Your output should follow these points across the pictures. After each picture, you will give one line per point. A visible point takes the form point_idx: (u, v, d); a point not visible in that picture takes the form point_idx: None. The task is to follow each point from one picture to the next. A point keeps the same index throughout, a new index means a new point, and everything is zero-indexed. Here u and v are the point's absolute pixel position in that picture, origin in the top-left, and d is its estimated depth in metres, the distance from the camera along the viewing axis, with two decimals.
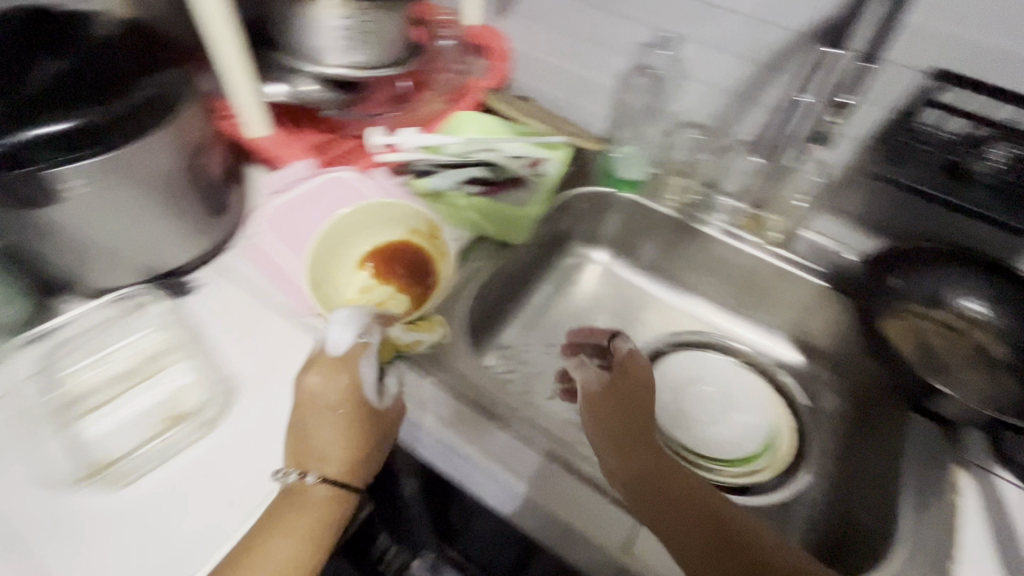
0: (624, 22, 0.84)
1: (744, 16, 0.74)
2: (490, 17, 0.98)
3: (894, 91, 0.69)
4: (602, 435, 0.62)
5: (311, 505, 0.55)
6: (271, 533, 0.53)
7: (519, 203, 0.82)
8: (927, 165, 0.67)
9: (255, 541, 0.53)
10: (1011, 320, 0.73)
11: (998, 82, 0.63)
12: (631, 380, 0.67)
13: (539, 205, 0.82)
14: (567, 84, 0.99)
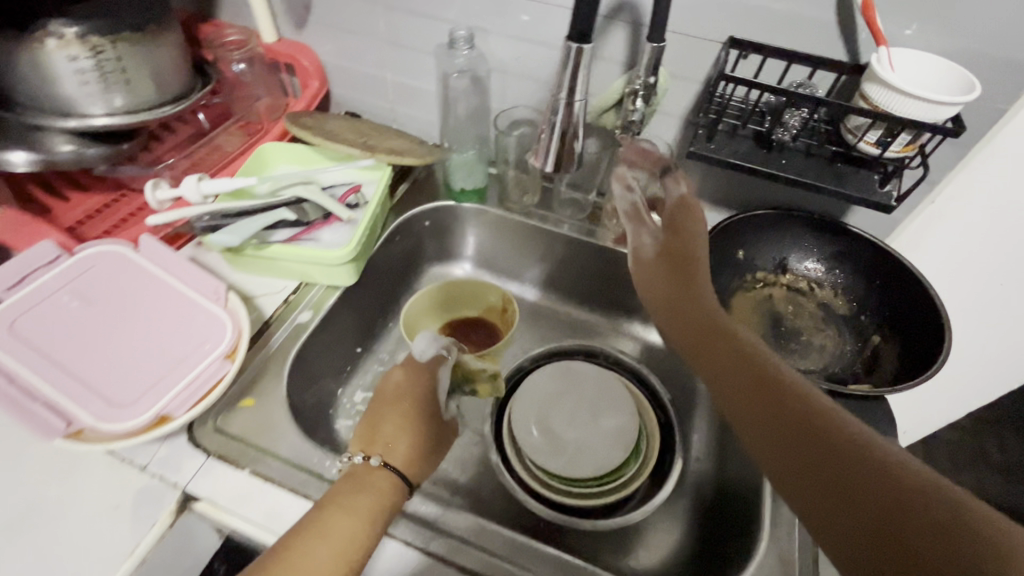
0: (430, 21, 0.78)
1: (542, 2, 0.70)
2: (293, 32, 0.89)
3: (695, 65, 0.68)
4: (659, 287, 0.60)
5: (368, 489, 0.53)
6: (338, 517, 0.50)
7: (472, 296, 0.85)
8: (737, 137, 0.66)
9: (292, 546, 0.48)
10: (843, 274, 0.74)
11: (783, 44, 0.63)
12: (688, 228, 0.62)
13: (491, 297, 0.84)
14: (389, 95, 0.91)
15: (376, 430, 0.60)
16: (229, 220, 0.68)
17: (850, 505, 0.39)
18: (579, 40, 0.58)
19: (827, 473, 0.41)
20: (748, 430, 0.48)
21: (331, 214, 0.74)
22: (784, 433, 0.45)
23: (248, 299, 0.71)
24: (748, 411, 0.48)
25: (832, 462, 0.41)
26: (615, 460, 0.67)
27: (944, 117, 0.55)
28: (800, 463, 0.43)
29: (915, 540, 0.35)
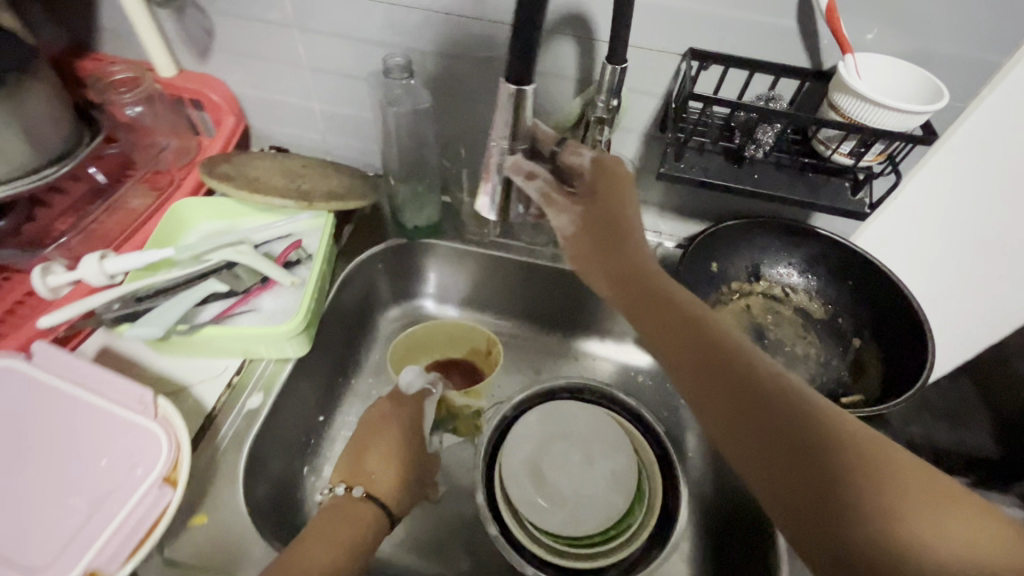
0: (359, 44, 0.69)
1: (484, 19, 0.63)
2: (196, 64, 0.77)
3: (655, 78, 0.64)
4: (597, 272, 0.56)
5: (353, 521, 0.56)
6: (318, 538, 0.53)
7: (455, 335, 0.78)
8: (705, 154, 0.63)
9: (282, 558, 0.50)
10: (817, 277, 0.74)
11: (746, 53, 0.60)
12: (623, 197, 0.56)
13: (477, 336, 0.78)
14: (319, 125, 0.81)
15: (357, 464, 0.63)
16: (146, 303, 0.58)
17: (843, 456, 0.40)
18: (520, 76, 0.47)
19: (820, 427, 0.41)
20: (726, 396, 0.44)
21: (269, 278, 0.64)
22: (772, 394, 0.43)
23: (182, 389, 0.61)
24: (726, 375, 0.45)
25: (822, 417, 0.41)
26: (619, 507, 0.63)
27: (915, 125, 0.53)
28: (793, 420, 0.41)
29: (907, 481, 0.38)
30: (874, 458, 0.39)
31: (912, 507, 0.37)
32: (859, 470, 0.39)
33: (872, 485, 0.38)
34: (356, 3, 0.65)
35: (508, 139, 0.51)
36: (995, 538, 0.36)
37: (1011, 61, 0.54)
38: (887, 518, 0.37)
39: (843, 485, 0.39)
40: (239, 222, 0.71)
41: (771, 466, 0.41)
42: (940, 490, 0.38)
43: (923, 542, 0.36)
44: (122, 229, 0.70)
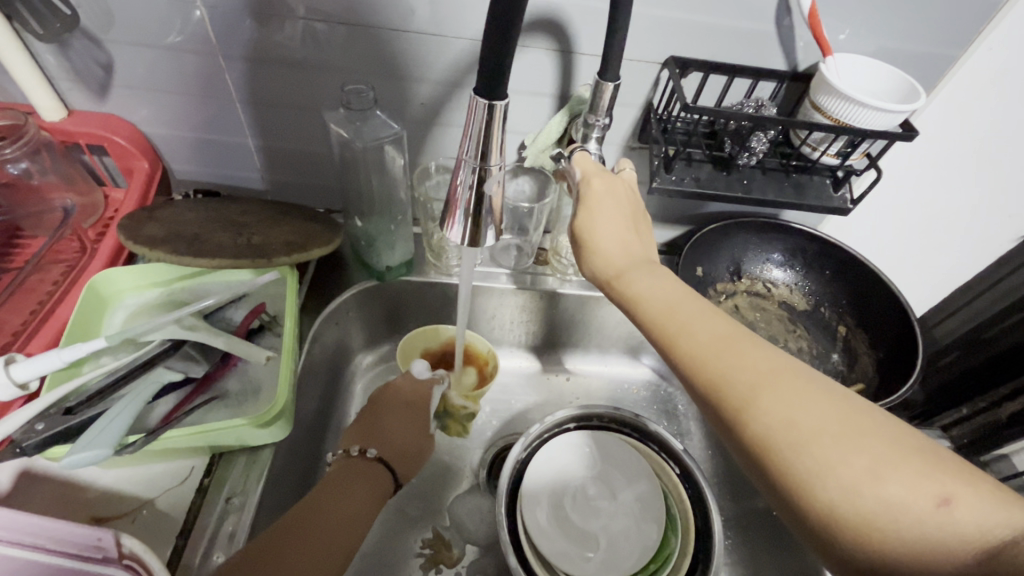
0: (300, 70, 0.60)
1: (448, 35, 0.57)
2: (89, 102, 0.64)
3: (634, 90, 0.61)
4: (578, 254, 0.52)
5: (363, 483, 0.53)
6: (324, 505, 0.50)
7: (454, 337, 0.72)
8: (694, 164, 0.62)
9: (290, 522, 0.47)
10: (795, 269, 0.75)
11: (726, 60, 0.58)
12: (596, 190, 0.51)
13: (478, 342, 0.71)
14: (254, 162, 0.70)
15: (363, 426, 0.59)
16: (81, 414, 0.48)
17: (757, 379, 0.37)
18: (489, 90, 0.36)
19: (747, 355, 0.39)
20: (661, 329, 0.43)
21: (229, 354, 0.55)
22: (708, 329, 0.41)
23: (141, 504, 0.50)
24: (667, 313, 0.43)
25: (755, 347, 0.39)
26: (654, 535, 0.61)
27: (896, 123, 0.54)
28: (717, 348, 0.40)
29: (859, 427, 0.34)
30: (797, 386, 0.37)
31: (818, 430, 0.35)
32: (773, 394, 0.36)
33: (781, 410, 0.36)
34: (295, 24, 0.56)
35: (480, 158, 0.39)
36: (915, 478, 0.32)
37: (967, 55, 0.57)
38: (786, 440, 0.35)
39: (747, 407, 0.37)
40: (177, 288, 0.62)
41: (698, 388, 0.40)
42: (870, 425, 0.35)
43: (815, 462, 0.34)
44: (25, 316, 0.56)
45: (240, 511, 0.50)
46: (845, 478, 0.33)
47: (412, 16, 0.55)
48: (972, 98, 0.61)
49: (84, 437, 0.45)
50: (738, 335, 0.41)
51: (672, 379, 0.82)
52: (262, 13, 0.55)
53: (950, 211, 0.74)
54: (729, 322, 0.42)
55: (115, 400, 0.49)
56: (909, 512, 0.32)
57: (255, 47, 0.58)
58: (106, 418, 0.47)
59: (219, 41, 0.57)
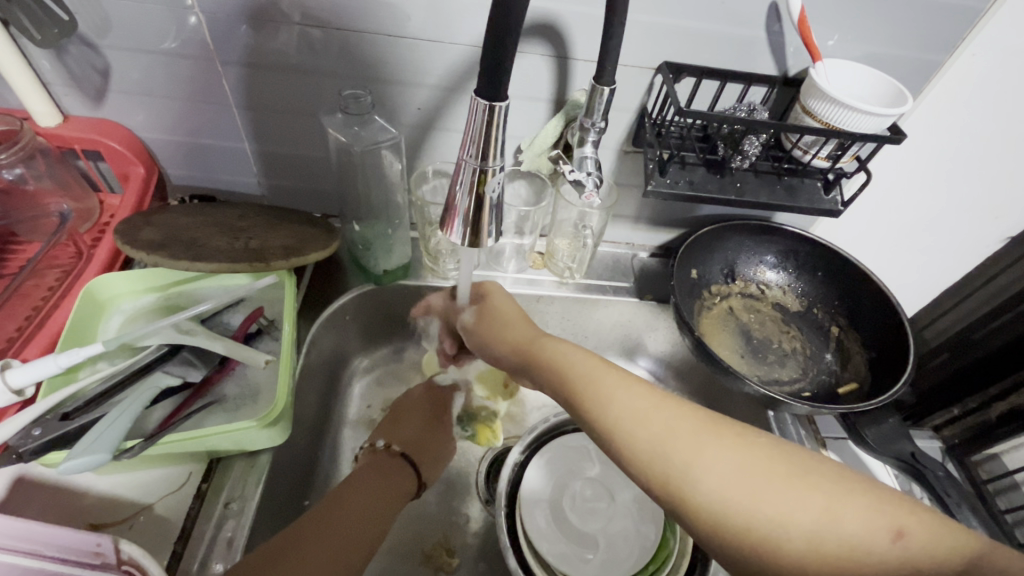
0: (297, 76, 0.60)
1: (445, 41, 0.57)
2: (85, 107, 0.64)
3: (628, 94, 0.62)
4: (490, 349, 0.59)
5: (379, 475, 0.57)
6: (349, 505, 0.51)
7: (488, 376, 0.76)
8: (689, 167, 0.63)
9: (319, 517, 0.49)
10: (788, 270, 0.76)
11: (718, 66, 0.59)
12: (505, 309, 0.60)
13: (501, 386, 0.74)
14: (249, 167, 0.71)
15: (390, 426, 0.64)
16: (77, 419, 0.47)
17: (696, 439, 0.42)
18: (489, 92, 0.36)
19: (658, 426, 0.44)
20: (591, 401, 0.47)
21: (227, 358, 0.55)
22: (630, 394, 0.46)
23: (138, 510, 0.50)
24: (588, 387, 0.48)
25: (647, 396, 0.46)
26: (653, 536, 0.61)
27: (885, 127, 0.55)
28: (646, 414, 0.45)
29: (731, 442, 0.42)
30: (682, 419, 0.44)
31: (761, 485, 0.39)
32: (706, 455, 0.41)
33: (718, 474, 0.40)
34: (292, 31, 0.56)
35: (479, 158, 0.40)
36: (822, 505, 0.38)
37: (951, 60, 0.59)
38: (738, 499, 0.39)
39: (689, 473, 0.41)
40: (174, 293, 0.62)
41: (653, 483, 0.43)
42: (772, 457, 0.41)
43: (773, 514, 0.38)
44: (20, 322, 0.56)
45: (238, 516, 0.50)
46: (797, 525, 0.38)
47: (408, 23, 0.56)
48: (957, 102, 0.62)
49: (81, 440, 0.45)
50: (662, 403, 0.45)
51: (669, 381, 0.82)
52: (261, 19, 0.55)
53: (938, 213, 0.75)
54: (648, 389, 0.47)
55: (113, 405, 0.49)
56: (849, 537, 0.37)
57: (252, 52, 0.58)
58: (103, 421, 0.47)
59: (217, 47, 0.58)
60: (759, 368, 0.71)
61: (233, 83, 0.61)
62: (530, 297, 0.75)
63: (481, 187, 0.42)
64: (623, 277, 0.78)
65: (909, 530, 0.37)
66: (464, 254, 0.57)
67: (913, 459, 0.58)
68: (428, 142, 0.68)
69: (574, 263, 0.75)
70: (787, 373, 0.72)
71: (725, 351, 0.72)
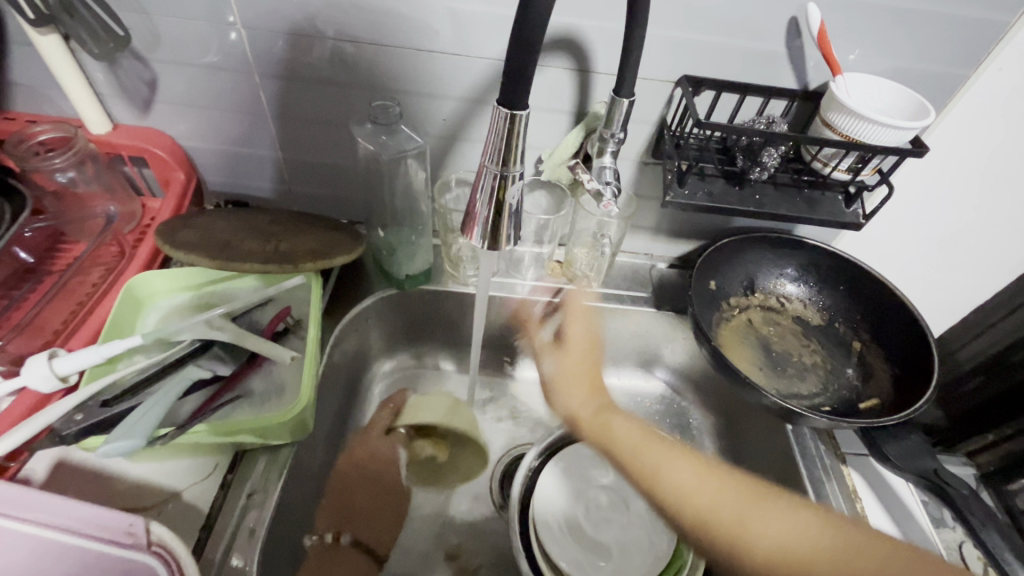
0: (329, 88, 0.63)
1: (470, 55, 0.60)
2: (134, 117, 0.68)
3: (647, 107, 0.63)
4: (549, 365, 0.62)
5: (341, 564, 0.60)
6: None
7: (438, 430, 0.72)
8: (707, 178, 0.63)
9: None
10: (810, 285, 0.76)
11: (738, 79, 0.60)
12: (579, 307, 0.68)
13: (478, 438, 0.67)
14: (284, 176, 0.74)
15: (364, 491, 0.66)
16: (116, 405, 0.50)
17: (743, 504, 0.44)
18: (510, 101, 0.38)
19: (707, 487, 0.46)
20: (641, 470, 0.49)
21: (257, 354, 0.57)
22: (679, 468, 0.48)
23: (170, 496, 0.52)
24: (640, 460, 0.50)
25: (695, 466, 0.48)
26: (665, 546, 0.60)
27: (906, 140, 0.55)
28: (694, 483, 0.47)
29: (779, 513, 0.43)
30: (733, 488, 0.46)
31: (810, 548, 0.41)
32: (757, 520, 0.43)
33: (767, 536, 0.42)
34: (327, 44, 0.59)
35: (500, 165, 0.41)
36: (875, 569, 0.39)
37: (977, 74, 0.58)
38: (789, 563, 0.41)
39: (743, 537, 0.43)
40: (208, 291, 0.64)
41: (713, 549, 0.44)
42: (817, 523, 0.42)
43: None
44: (66, 316, 0.60)
45: (261, 506, 0.52)
46: None
47: (436, 37, 0.58)
48: (984, 116, 0.62)
49: (119, 425, 0.47)
50: (709, 470, 0.47)
51: (686, 393, 0.82)
52: (298, 34, 0.59)
53: (966, 229, 0.74)
54: (694, 456, 0.49)
55: (148, 395, 0.52)
56: None
57: (288, 65, 0.61)
58: (138, 409, 0.49)
59: (256, 58, 0.61)
60: (778, 381, 0.71)
61: (271, 93, 0.64)
62: (548, 305, 0.76)
63: (501, 194, 0.43)
64: (641, 288, 0.78)
65: None
66: (483, 259, 0.59)
67: (937, 479, 0.56)
68: (450, 153, 0.70)
69: (592, 272, 0.76)
70: (807, 387, 0.71)
71: (745, 362, 0.72)
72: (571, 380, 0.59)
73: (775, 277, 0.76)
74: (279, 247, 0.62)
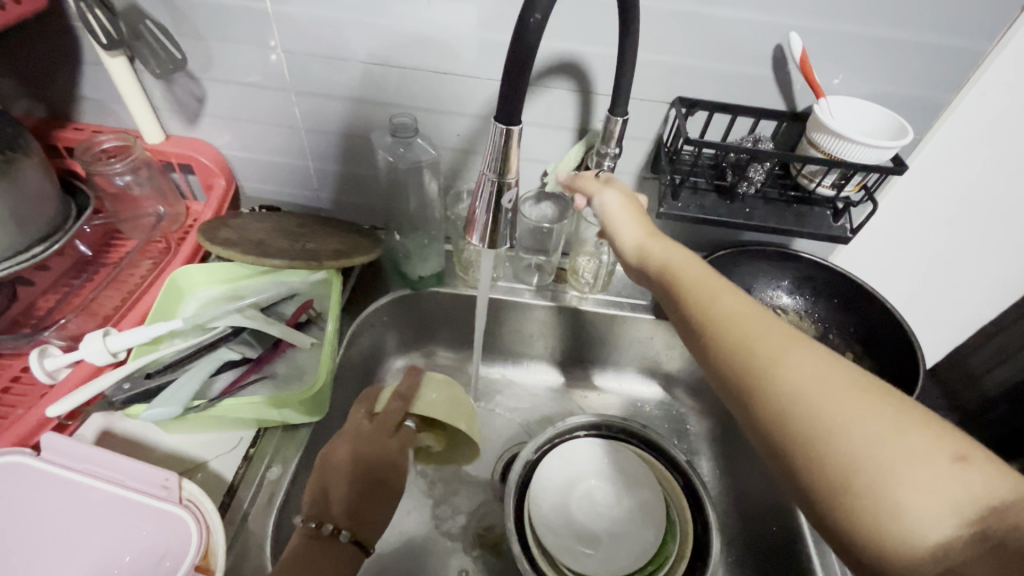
0: (356, 104, 0.70)
1: (484, 77, 0.66)
2: (184, 129, 0.77)
3: (645, 125, 0.68)
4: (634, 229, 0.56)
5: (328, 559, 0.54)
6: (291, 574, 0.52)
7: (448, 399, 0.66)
8: (700, 193, 0.68)
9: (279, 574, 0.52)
10: (805, 297, 0.78)
11: (729, 101, 0.65)
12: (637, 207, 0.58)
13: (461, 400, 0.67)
14: (312, 184, 0.81)
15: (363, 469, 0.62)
16: (158, 379, 0.57)
17: (780, 337, 0.41)
18: (506, 117, 0.43)
19: (747, 315, 0.43)
20: (686, 291, 0.48)
21: (281, 341, 0.64)
22: (725, 295, 0.45)
23: (198, 465, 0.58)
24: (687, 283, 0.48)
25: (743, 299, 0.45)
26: (651, 539, 0.64)
27: (886, 159, 0.59)
28: (740, 309, 0.44)
29: (829, 365, 0.39)
30: (781, 328, 0.42)
31: (834, 389, 0.37)
32: (794, 352, 0.40)
33: (799, 366, 0.39)
34: (358, 67, 0.66)
35: (497, 173, 0.47)
36: (894, 424, 0.36)
37: (958, 99, 0.62)
38: (808, 395, 0.38)
39: (770, 363, 0.40)
40: (240, 285, 0.71)
41: (732, 369, 0.42)
42: (853, 373, 0.38)
43: (840, 414, 0.36)
44: (116, 302, 0.67)
45: (278, 478, 0.58)
46: (862, 434, 0.35)
47: (452, 60, 0.65)
48: (971, 137, 0.65)
49: (161, 394, 0.54)
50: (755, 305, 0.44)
51: (684, 400, 0.85)
52: (330, 57, 0.66)
53: (963, 248, 0.76)
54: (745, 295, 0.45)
55: (185, 371, 0.58)
56: (909, 454, 0.34)
57: (320, 84, 0.69)
58: (177, 383, 0.56)
59: (293, 78, 0.69)
60: None
61: (304, 109, 0.72)
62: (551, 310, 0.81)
63: (498, 199, 0.49)
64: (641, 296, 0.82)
65: (976, 459, 0.34)
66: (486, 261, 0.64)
67: None
68: (463, 165, 0.76)
69: (594, 280, 0.80)
70: None
71: None
72: (629, 215, 0.57)
73: (771, 289, 0.79)
74: (305, 246, 0.69)
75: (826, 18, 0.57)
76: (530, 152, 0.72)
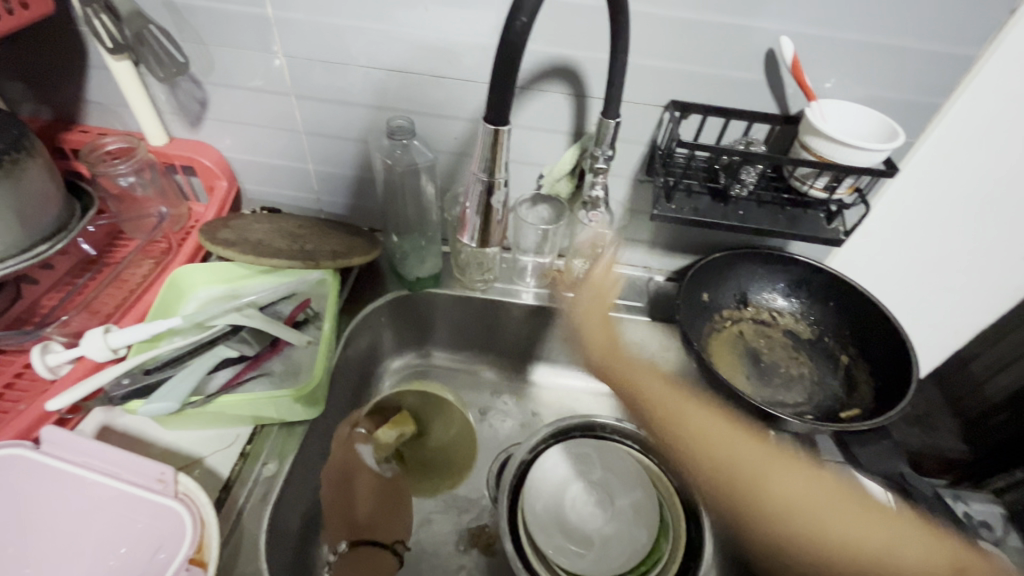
0: (356, 108, 0.72)
1: (481, 81, 0.67)
2: (187, 132, 0.78)
3: (639, 128, 0.69)
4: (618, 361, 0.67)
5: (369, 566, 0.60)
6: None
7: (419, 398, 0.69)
8: (693, 195, 0.68)
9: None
10: (800, 300, 0.79)
11: (723, 105, 0.65)
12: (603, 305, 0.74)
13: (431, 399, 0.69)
14: (312, 186, 0.82)
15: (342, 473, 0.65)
16: (157, 376, 0.58)
17: (765, 463, 0.56)
18: (497, 118, 0.44)
19: (737, 444, 0.57)
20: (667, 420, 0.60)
21: (278, 339, 0.65)
22: (702, 418, 0.59)
23: (195, 461, 0.59)
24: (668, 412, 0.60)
25: (724, 428, 0.58)
26: (643, 540, 0.64)
27: (878, 162, 0.59)
28: (721, 435, 0.57)
29: (792, 470, 0.55)
30: (745, 441, 0.57)
31: (809, 505, 0.53)
32: (772, 473, 0.55)
33: (777, 483, 0.55)
34: (357, 71, 0.68)
35: (488, 174, 0.48)
36: (839, 516, 0.52)
37: (951, 103, 0.62)
38: (797, 511, 0.53)
39: (749, 477, 0.55)
40: (240, 285, 0.72)
41: (717, 482, 0.56)
42: (801, 471, 0.55)
43: (811, 522, 0.52)
44: (118, 301, 0.68)
45: (273, 475, 0.58)
46: (822, 530, 0.52)
47: (449, 65, 0.66)
48: (964, 141, 0.65)
49: (160, 389, 0.56)
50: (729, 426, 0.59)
51: None
52: (331, 62, 0.67)
53: (958, 252, 0.76)
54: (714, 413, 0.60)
55: (184, 368, 0.59)
56: (851, 539, 0.51)
57: (320, 87, 0.70)
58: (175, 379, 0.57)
59: (294, 82, 0.70)
60: (766, 390, 0.74)
61: (305, 112, 0.73)
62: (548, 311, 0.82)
63: (489, 198, 0.50)
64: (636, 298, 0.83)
65: (897, 541, 0.50)
66: None
67: (900, 479, 0.61)
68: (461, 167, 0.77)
69: None
70: (794, 397, 0.73)
71: (734, 371, 0.75)
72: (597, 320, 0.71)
73: (766, 292, 0.79)
74: (303, 246, 0.70)
75: (817, 23, 0.58)
76: (527, 155, 0.73)
